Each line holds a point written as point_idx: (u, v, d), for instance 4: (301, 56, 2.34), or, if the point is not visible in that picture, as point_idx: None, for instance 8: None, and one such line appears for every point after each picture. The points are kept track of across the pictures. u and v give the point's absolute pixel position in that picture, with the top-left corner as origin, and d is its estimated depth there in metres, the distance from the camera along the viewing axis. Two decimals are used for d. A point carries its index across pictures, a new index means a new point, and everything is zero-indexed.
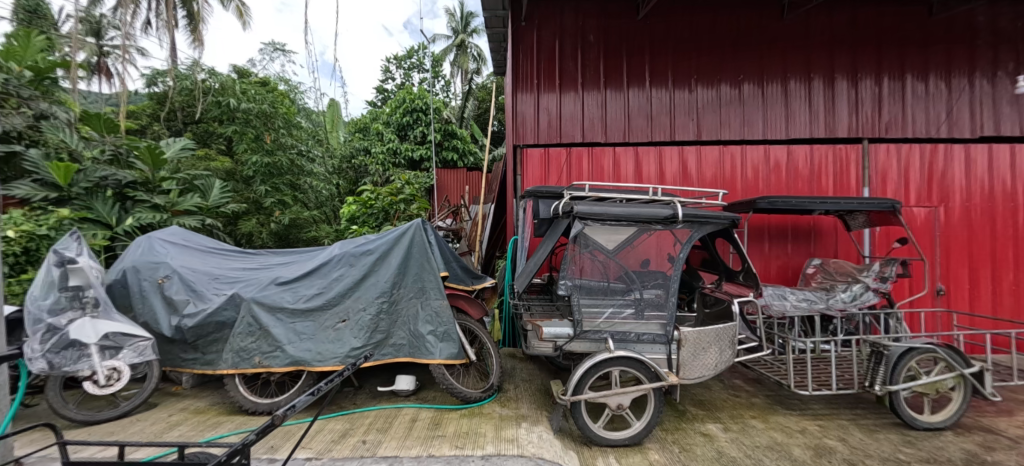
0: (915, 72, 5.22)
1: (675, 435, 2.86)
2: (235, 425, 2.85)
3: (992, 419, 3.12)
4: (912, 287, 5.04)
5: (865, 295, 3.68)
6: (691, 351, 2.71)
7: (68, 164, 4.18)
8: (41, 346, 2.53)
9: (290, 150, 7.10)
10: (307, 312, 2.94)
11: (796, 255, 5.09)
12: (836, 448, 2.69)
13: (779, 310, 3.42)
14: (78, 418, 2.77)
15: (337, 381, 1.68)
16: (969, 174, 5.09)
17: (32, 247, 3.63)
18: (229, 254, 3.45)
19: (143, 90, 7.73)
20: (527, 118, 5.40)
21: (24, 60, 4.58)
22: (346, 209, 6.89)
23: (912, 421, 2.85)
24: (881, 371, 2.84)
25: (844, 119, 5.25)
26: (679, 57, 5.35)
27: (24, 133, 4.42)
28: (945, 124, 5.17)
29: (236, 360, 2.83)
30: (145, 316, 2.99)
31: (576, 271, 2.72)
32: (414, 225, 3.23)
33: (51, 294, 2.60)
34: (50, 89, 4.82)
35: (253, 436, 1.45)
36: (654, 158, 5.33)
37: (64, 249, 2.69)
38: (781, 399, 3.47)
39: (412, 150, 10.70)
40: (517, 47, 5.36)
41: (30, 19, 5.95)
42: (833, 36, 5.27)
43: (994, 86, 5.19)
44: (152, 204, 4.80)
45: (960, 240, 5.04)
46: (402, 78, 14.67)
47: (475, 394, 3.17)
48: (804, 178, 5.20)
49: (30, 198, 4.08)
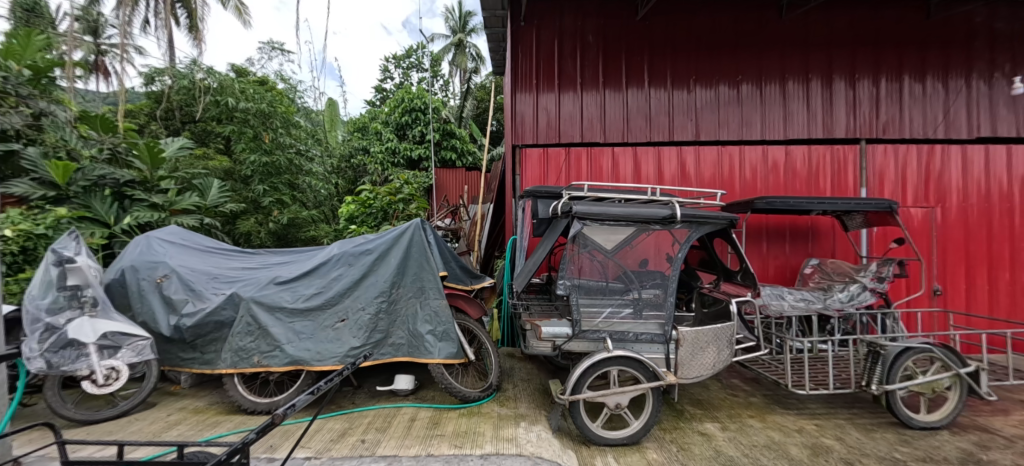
0: (912, 72, 5.24)
1: (674, 434, 2.87)
2: (235, 424, 2.85)
3: (988, 418, 3.15)
4: (909, 287, 5.08)
5: (862, 295, 3.68)
6: (690, 350, 2.72)
7: (67, 162, 4.14)
8: (39, 346, 2.53)
9: (288, 150, 7.13)
10: (306, 311, 2.94)
11: (794, 255, 5.12)
12: (834, 448, 2.70)
13: (777, 310, 3.45)
14: (78, 417, 2.77)
15: (337, 381, 1.67)
16: (966, 174, 5.11)
17: (29, 246, 3.61)
18: (229, 253, 3.46)
19: (140, 88, 7.63)
20: (526, 118, 5.41)
21: (23, 59, 4.48)
22: (345, 208, 6.89)
23: (907, 421, 2.86)
24: (878, 371, 2.85)
25: (842, 119, 5.27)
26: (677, 57, 5.36)
27: (21, 132, 4.36)
28: (942, 125, 5.20)
29: (236, 360, 2.83)
30: (143, 316, 2.98)
31: (575, 271, 2.72)
32: (413, 225, 3.24)
33: (49, 294, 2.59)
34: (49, 88, 4.70)
35: (253, 436, 1.44)
36: (653, 158, 5.33)
37: (62, 249, 2.70)
38: (779, 398, 3.49)
39: (410, 149, 10.70)
40: (516, 47, 5.36)
41: (27, 18, 5.93)
42: (832, 37, 5.29)
43: (990, 87, 5.22)
44: (150, 202, 4.82)
45: (957, 240, 5.06)
46: (400, 78, 14.70)
47: (474, 394, 3.17)
48: (803, 179, 5.22)
49: (28, 197, 4.05)
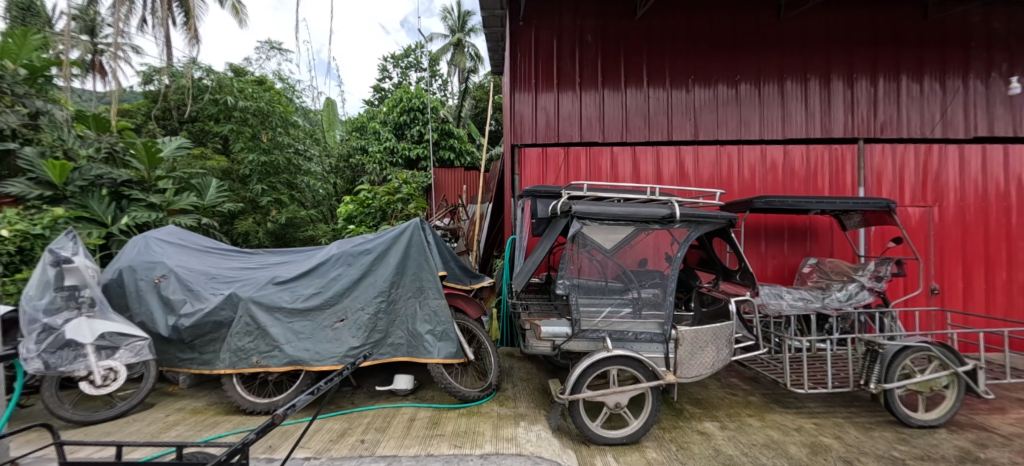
0: (910, 72, 5.26)
1: (673, 433, 2.88)
2: (234, 425, 2.84)
3: (985, 417, 3.16)
4: (907, 287, 5.10)
5: (860, 294, 3.70)
6: (689, 350, 2.72)
7: (64, 162, 4.10)
8: (36, 346, 2.47)
9: (286, 149, 7.13)
10: (305, 311, 2.93)
11: (793, 255, 5.13)
12: (833, 446, 2.71)
13: (775, 310, 3.47)
14: (75, 418, 2.76)
15: (337, 381, 1.67)
16: (964, 174, 5.13)
17: (26, 246, 3.59)
18: (227, 253, 3.45)
19: (138, 88, 7.59)
20: (525, 118, 5.41)
21: (19, 58, 4.42)
22: (343, 208, 6.86)
23: (906, 419, 2.88)
24: (876, 370, 2.86)
25: (840, 119, 5.28)
26: (675, 56, 5.36)
27: (18, 132, 4.33)
28: (939, 125, 5.23)
29: (234, 360, 2.83)
30: (141, 316, 2.97)
31: (574, 271, 2.72)
32: (413, 225, 3.23)
33: (47, 294, 2.57)
34: (44, 87, 4.68)
35: (253, 436, 1.44)
36: (652, 158, 5.34)
37: (60, 249, 2.69)
38: (777, 397, 3.50)
39: (409, 149, 10.72)
40: (514, 46, 5.36)
41: (23, 18, 5.91)
42: (829, 37, 5.31)
43: (988, 87, 5.24)
44: (147, 203, 4.80)
45: (953, 239, 5.08)
46: (399, 78, 14.72)
47: (474, 394, 3.17)
48: (800, 178, 5.23)
49: (24, 196, 4.01)
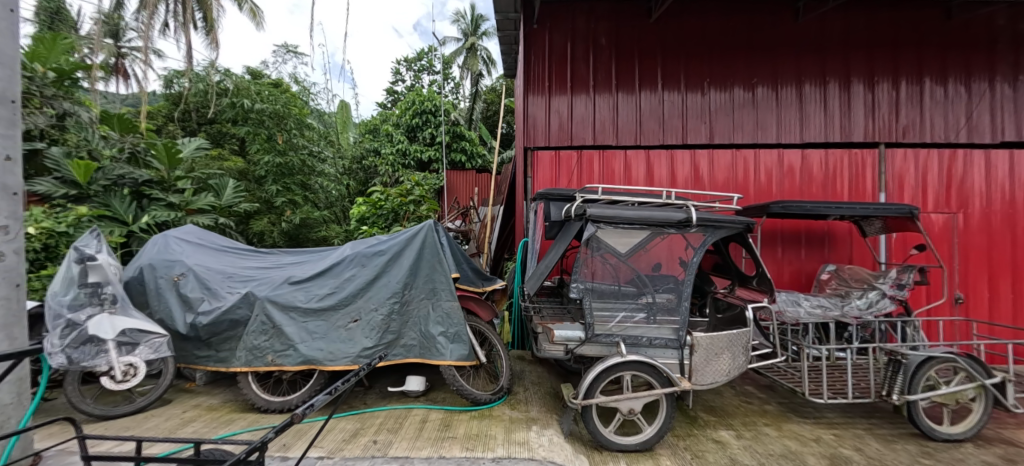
0: (933, 75, 5.14)
1: (687, 441, 2.83)
2: (248, 422, 2.87)
3: (1014, 431, 3.05)
4: (929, 295, 4.97)
5: (882, 302, 3.60)
6: (704, 356, 2.68)
7: (88, 162, 4.22)
8: (61, 341, 2.56)
9: (301, 151, 7.25)
10: (319, 311, 2.95)
11: (809, 261, 5.03)
12: (853, 458, 2.64)
13: (793, 317, 3.38)
14: (96, 412, 2.81)
15: (353, 381, 1.66)
16: (991, 178, 4.96)
17: (52, 243, 3.70)
18: (242, 253, 3.48)
19: (160, 91, 7.79)
20: (537, 120, 5.40)
21: (48, 61, 4.53)
22: (356, 210, 6.94)
23: (930, 432, 2.79)
24: (899, 381, 2.78)
25: (859, 123, 5.19)
26: (690, 59, 5.32)
27: (45, 132, 4.46)
28: (963, 129, 5.11)
29: (250, 358, 2.87)
30: (160, 313, 3.03)
31: (588, 275, 2.68)
32: (426, 226, 3.24)
33: (71, 290, 2.65)
34: (71, 89, 4.80)
35: (273, 434, 1.36)
36: (666, 161, 5.28)
37: (85, 246, 2.76)
38: (794, 407, 3.42)
39: (420, 151, 10.72)
40: (528, 49, 5.37)
41: (51, 22, 6.13)
42: (849, 38, 5.21)
43: (1014, 90, 5.11)
44: (166, 202, 4.91)
45: (979, 247, 4.93)
46: (411, 80, 14.91)
47: (485, 396, 3.16)
48: (819, 182, 5.12)
49: (50, 195, 4.15)
